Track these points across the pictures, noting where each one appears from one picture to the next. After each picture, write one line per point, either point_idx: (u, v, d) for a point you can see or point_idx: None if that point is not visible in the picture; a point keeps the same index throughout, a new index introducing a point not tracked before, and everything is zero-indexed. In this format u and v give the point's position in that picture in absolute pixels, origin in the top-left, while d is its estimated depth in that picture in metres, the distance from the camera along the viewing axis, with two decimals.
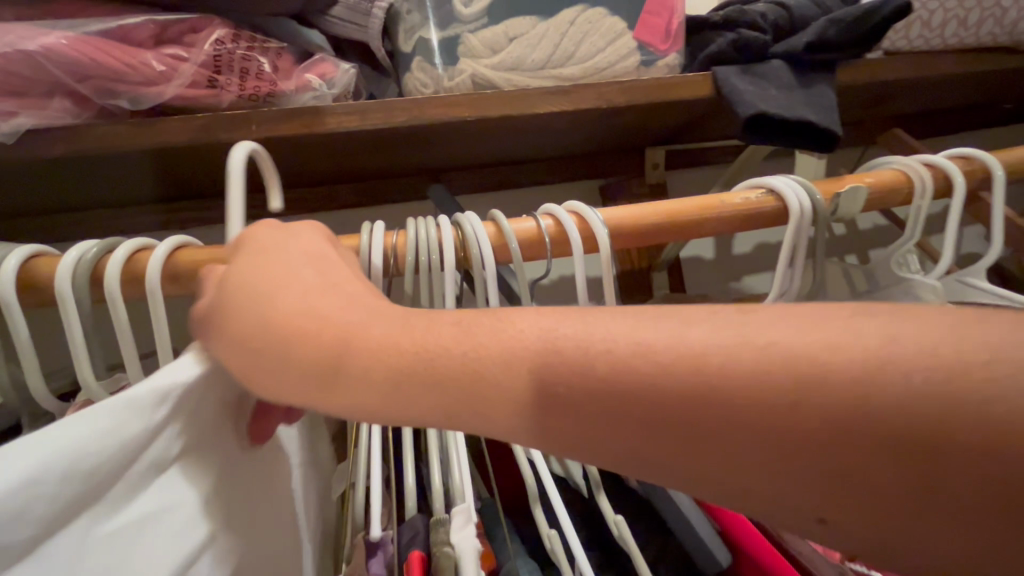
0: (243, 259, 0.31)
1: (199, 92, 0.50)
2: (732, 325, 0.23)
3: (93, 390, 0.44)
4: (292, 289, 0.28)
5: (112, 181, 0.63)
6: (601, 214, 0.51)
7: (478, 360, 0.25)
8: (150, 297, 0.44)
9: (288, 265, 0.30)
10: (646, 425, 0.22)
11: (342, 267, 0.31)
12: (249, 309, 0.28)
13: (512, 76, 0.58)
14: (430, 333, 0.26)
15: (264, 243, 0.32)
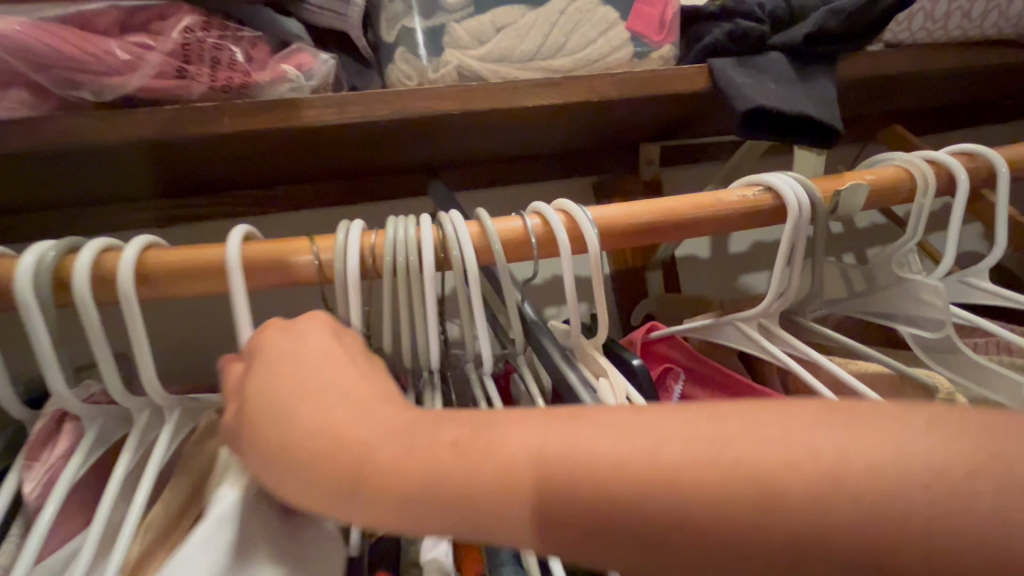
0: (272, 363, 0.33)
1: (167, 84, 0.48)
2: (739, 432, 0.23)
3: (63, 400, 0.42)
4: (324, 401, 0.30)
5: (82, 177, 0.60)
6: (591, 213, 0.49)
7: (486, 457, 0.26)
8: (126, 303, 0.41)
9: (319, 372, 0.32)
10: (655, 530, 0.23)
11: (354, 372, 0.32)
12: (280, 421, 0.30)
13: (499, 68, 0.55)
14: (438, 437, 0.27)
15: (290, 346, 0.34)
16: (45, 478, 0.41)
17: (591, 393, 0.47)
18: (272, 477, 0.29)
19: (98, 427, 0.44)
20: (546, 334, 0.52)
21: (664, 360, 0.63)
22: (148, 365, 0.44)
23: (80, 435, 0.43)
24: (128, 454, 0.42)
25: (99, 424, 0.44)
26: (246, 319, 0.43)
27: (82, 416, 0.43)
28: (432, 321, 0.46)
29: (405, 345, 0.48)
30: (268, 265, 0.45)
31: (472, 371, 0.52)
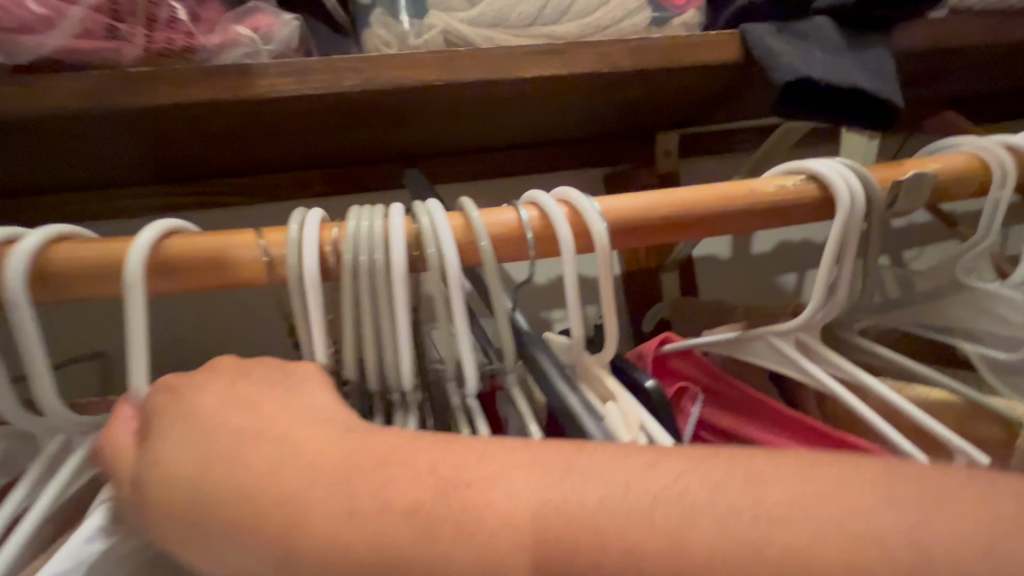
0: (170, 422, 0.29)
1: (94, 44, 0.40)
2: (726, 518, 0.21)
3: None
4: (224, 460, 0.26)
5: (16, 159, 0.53)
6: (599, 204, 0.41)
7: (452, 541, 0.22)
8: (16, 305, 0.35)
9: (214, 421, 0.28)
10: None
11: (276, 414, 0.28)
12: (176, 491, 0.26)
13: (492, 34, 0.47)
14: (378, 519, 0.23)
15: (185, 396, 0.30)
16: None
17: (595, 419, 0.39)
18: (182, 546, 0.25)
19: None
20: (541, 345, 0.44)
21: (677, 377, 0.53)
22: (48, 382, 0.37)
23: None
24: (24, 487, 0.36)
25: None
26: (139, 336, 0.36)
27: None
28: (404, 334, 0.38)
29: (370, 364, 0.40)
30: (202, 262, 0.37)
31: (454, 392, 0.44)
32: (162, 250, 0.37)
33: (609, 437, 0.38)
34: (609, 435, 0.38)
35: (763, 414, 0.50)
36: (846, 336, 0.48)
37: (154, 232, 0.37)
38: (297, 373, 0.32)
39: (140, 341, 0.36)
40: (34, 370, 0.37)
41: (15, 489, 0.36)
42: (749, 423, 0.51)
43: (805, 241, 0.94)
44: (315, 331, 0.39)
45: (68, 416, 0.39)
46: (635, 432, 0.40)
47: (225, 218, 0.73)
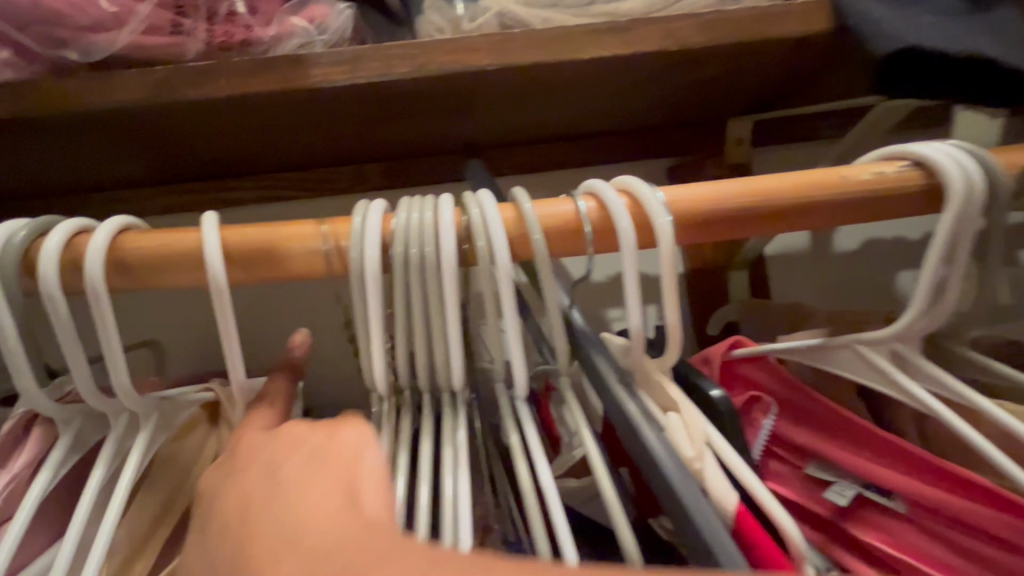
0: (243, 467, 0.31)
1: (161, 40, 0.41)
2: None
3: (34, 399, 0.37)
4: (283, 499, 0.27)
5: (97, 153, 0.56)
6: (662, 194, 0.37)
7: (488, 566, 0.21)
8: (96, 296, 0.36)
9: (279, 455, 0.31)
10: None
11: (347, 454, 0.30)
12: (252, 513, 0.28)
13: (550, 15, 0.45)
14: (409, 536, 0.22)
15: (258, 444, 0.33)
16: (8, 490, 0.37)
17: (656, 429, 0.36)
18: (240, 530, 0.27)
19: (76, 430, 0.39)
20: (597, 346, 0.41)
21: (749, 387, 0.49)
22: (121, 367, 0.38)
23: (53, 438, 0.39)
24: (99, 466, 0.37)
25: (76, 426, 0.39)
26: (226, 328, 0.38)
27: (55, 417, 0.39)
28: (454, 329, 0.37)
29: (419, 358, 0.39)
30: (254, 252, 0.36)
31: (504, 393, 0.42)
32: (223, 244, 0.37)
33: (668, 451, 0.34)
34: (668, 448, 0.34)
35: (848, 431, 0.44)
36: (956, 350, 0.42)
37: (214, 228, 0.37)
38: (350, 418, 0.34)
39: (229, 336, 0.38)
40: (111, 356, 0.38)
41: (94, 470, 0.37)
42: (828, 441, 0.45)
43: (898, 240, 0.84)
44: (363, 322, 0.38)
45: (141, 402, 0.40)
46: (699, 447, 0.36)
47: (288, 211, 0.75)
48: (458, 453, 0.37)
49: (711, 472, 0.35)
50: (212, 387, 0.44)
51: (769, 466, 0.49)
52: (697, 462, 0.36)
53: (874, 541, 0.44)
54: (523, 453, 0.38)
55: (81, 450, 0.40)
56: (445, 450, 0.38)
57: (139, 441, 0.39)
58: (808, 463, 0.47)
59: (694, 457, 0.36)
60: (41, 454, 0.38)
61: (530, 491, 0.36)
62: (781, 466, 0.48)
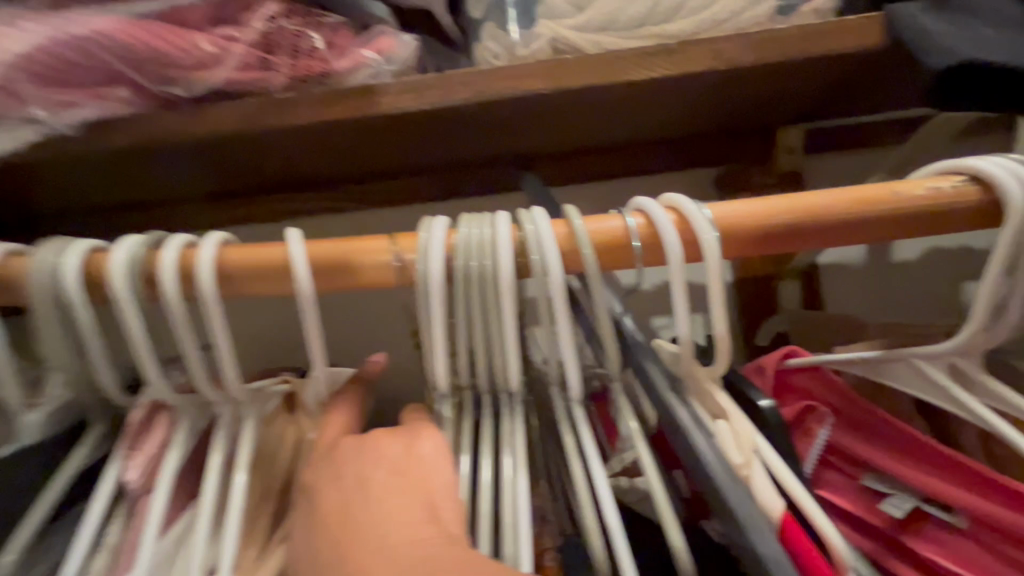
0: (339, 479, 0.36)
1: (251, 75, 0.46)
2: None
3: (159, 389, 0.43)
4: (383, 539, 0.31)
5: (191, 172, 0.63)
6: (708, 211, 0.39)
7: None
8: (204, 300, 0.41)
9: (370, 477, 0.35)
10: None
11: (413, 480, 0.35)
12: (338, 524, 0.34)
13: (601, 38, 0.47)
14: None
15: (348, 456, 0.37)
16: (146, 467, 0.42)
17: (705, 434, 0.37)
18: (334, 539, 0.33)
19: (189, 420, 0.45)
20: (647, 354, 0.42)
21: (802, 396, 0.49)
22: (230, 362, 0.43)
23: (174, 425, 0.45)
24: (218, 454, 0.43)
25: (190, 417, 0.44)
26: (314, 327, 0.42)
27: (173, 404, 0.44)
28: (511, 336, 0.40)
29: (479, 362, 0.43)
30: (334, 264, 0.40)
31: (556, 396, 0.44)
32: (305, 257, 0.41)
33: (719, 456, 0.36)
34: (719, 453, 0.36)
35: (908, 445, 0.44)
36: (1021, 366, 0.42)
37: (301, 242, 0.41)
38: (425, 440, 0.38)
39: (316, 337, 0.43)
40: (220, 352, 0.43)
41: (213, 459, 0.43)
42: (885, 453, 0.45)
43: (964, 248, 0.81)
44: (427, 329, 0.41)
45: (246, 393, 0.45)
46: (748, 454, 0.38)
47: (350, 223, 0.80)
48: (516, 451, 0.40)
49: (759, 477, 0.37)
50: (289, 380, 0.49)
51: (824, 476, 0.49)
52: (746, 469, 0.37)
53: (936, 556, 0.43)
54: (576, 454, 0.41)
55: (194, 432, 0.45)
56: (505, 449, 0.41)
57: (247, 433, 0.44)
58: (865, 475, 0.47)
59: (742, 464, 0.37)
60: (168, 444, 0.44)
61: (584, 489, 0.39)
62: (837, 476, 0.48)
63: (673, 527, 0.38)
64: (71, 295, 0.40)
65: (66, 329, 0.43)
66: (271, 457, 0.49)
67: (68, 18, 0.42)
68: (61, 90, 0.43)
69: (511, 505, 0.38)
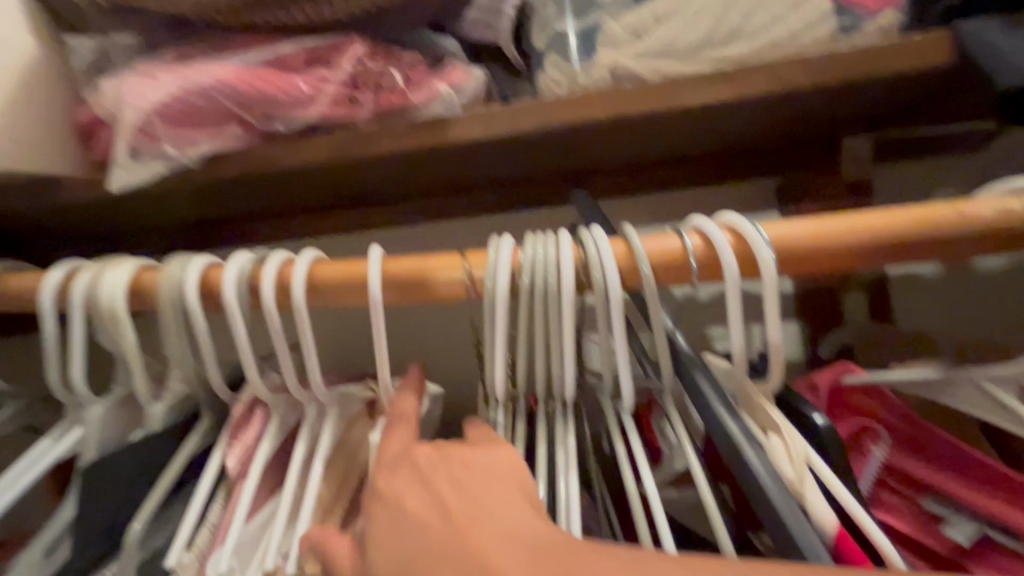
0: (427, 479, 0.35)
1: (341, 111, 0.52)
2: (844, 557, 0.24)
3: (257, 389, 0.48)
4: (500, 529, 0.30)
5: (283, 193, 0.70)
6: (765, 230, 0.40)
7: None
8: (298, 311, 0.46)
9: (461, 477, 0.34)
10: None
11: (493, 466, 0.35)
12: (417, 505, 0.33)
13: (661, 65, 0.49)
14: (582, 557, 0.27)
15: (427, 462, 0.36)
16: (242, 456, 0.48)
17: (756, 449, 0.39)
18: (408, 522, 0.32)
19: (281, 416, 0.50)
20: (701, 368, 0.44)
21: (860, 414, 0.49)
22: (315, 367, 0.48)
23: (268, 422, 0.50)
24: (301, 446, 0.48)
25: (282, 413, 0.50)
26: (383, 343, 0.46)
27: (268, 403, 0.50)
28: (570, 348, 0.43)
29: (536, 370, 0.46)
30: (411, 280, 0.45)
31: (611, 406, 0.47)
32: (384, 273, 0.45)
33: (770, 471, 0.37)
34: (770, 467, 0.37)
35: (975, 469, 0.44)
36: None
37: (380, 261, 0.46)
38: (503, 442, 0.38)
39: (383, 350, 0.46)
40: (308, 358, 0.48)
41: (297, 453, 0.48)
42: (951, 477, 0.44)
43: None
44: (492, 340, 0.45)
45: (328, 396, 0.50)
46: (799, 468, 0.39)
47: (418, 235, 0.86)
48: (571, 455, 0.43)
49: (811, 494, 0.38)
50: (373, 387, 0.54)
51: (880, 496, 0.48)
52: (798, 483, 0.38)
53: None
54: (629, 461, 0.43)
55: (286, 428, 0.51)
56: (557, 452, 0.44)
57: (328, 428, 0.49)
58: (925, 497, 0.46)
59: (795, 479, 0.39)
60: (264, 437, 0.49)
61: (636, 494, 0.41)
62: (893, 497, 0.47)
63: (724, 537, 0.39)
64: (190, 304, 0.47)
65: (185, 333, 0.50)
66: (344, 453, 0.53)
67: (196, 69, 0.50)
68: (187, 130, 0.51)
69: (564, 507, 0.40)
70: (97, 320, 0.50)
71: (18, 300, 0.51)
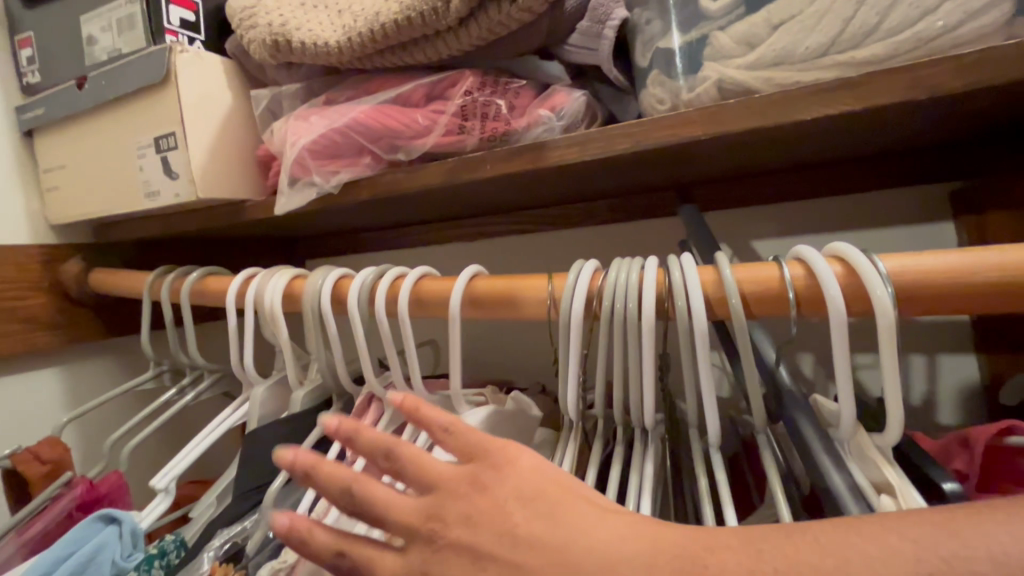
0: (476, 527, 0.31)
1: (451, 139, 0.57)
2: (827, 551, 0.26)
3: (372, 385, 0.56)
4: (585, 547, 0.29)
5: (412, 209, 0.79)
6: (883, 263, 0.35)
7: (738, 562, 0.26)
8: (404, 320, 0.53)
9: (504, 508, 0.31)
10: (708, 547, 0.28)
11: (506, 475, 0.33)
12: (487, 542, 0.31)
13: (773, 74, 0.45)
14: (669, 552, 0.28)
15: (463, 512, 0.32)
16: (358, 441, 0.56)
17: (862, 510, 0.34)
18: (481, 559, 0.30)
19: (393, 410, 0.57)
20: (804, 409, 0.40)
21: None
22: (415, 371, 0.54)
23: (381, 414, 0.58)
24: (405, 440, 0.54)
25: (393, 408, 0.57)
26: (455, 360, 0.50)
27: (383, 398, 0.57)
28: (649, 375, 0.42)
29: (617, 394, 0.46)
30: (500, 299, 0.48)
31: (697, 438, 0.45)
32: (477, 290, 0.49)
33: None
34: None
35: None
36: None
37: (470, 278, 0.50)
38: (498, 445, 0.34)
39: (455, 356, 0.50)
40: (410, 362, 0.54)
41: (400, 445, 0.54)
42: None
43: None
44: (572, 362, 0.46)
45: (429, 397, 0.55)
46: None
47: (532, 246, 0.90)
48: (645, 484, 0.42)
49: None
50: (485, 393, 0.57)
51: None
52: None
53: None
54: (709, 499, 0.41)
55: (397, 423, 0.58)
56: (632, 477, 0.43)
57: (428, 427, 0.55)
58: None
59: None
60: (377, 425, 0.57)
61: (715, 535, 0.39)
62: None
63: None
64: (325, 308, 0.56)
65: (321, 332, 0.59)
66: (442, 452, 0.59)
67: (339, 111, 0.59)
68: (330, 162, 0.61)
69: None
70: (261, 317, 0.62)
71: (213, 298, 0.66)
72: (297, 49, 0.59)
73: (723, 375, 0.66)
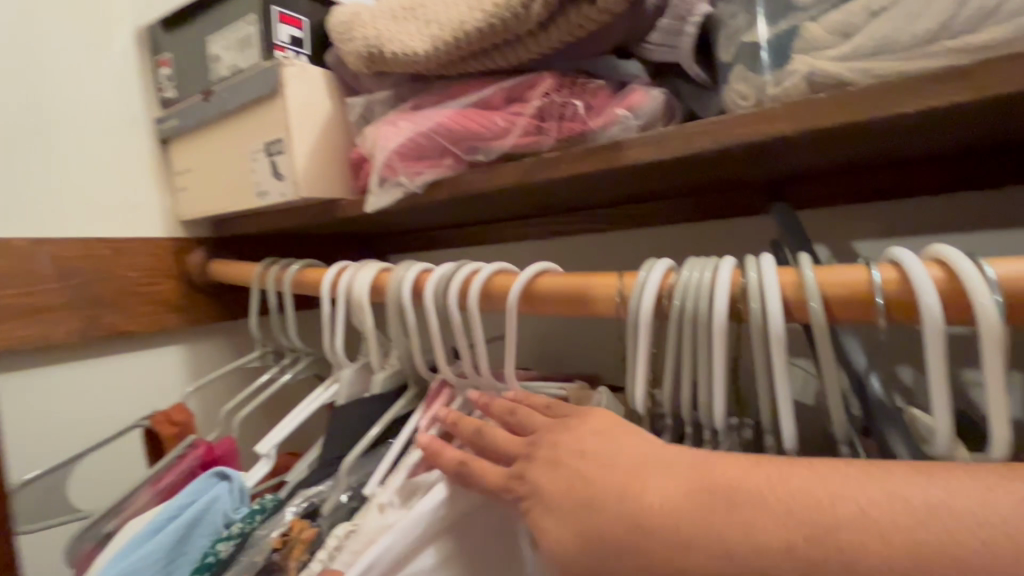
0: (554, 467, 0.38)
1: (529, 139, 0.59)
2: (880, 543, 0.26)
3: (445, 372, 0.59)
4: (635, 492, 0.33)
5: (491, 207, 0.82)
6: (992, 268, 0.32)
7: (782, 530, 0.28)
8: (476, 312, 0.55)
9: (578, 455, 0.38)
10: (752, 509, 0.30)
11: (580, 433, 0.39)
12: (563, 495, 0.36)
13: (871, 65, 0.43)
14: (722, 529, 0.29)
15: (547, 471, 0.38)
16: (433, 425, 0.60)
17: None
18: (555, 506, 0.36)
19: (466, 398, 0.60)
20: (894, 422, 0.39)
21: None
22: (484, 360, 0.57)
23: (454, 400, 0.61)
24: None
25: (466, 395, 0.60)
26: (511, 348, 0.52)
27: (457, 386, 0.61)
28: (721, 377, 0.41)
29: (688, 394, 0.45)
30: (570, 295, 0.49)
31: (772, 444, 0.43)
32: (548, 286, 0.51)
33: None
34: None
35: None
36: None
37: (538, 273, 0.52)
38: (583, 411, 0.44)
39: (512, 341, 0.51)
40: (478, 351, 0.57)
41: None
42: None
43: None
44: (642, 360, 0.46)
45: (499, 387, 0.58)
46: None
47: (608, 243, 0.90)
48: None
49: None
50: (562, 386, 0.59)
51: None
52: None
53: None
54: None
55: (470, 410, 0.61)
56: None
57: None
58: None
59: None
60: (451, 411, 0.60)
61: None
62: None
63: None
64: (406, 299, 0.60)
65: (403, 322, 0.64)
66: None
67: (424, 116, 0.63)
68: (415, 163, 0.65)
69: None
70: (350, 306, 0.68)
71: (310, 288, 0.73)
72: (389, 60, 0.64)
73: (810, 381, 0.63)
